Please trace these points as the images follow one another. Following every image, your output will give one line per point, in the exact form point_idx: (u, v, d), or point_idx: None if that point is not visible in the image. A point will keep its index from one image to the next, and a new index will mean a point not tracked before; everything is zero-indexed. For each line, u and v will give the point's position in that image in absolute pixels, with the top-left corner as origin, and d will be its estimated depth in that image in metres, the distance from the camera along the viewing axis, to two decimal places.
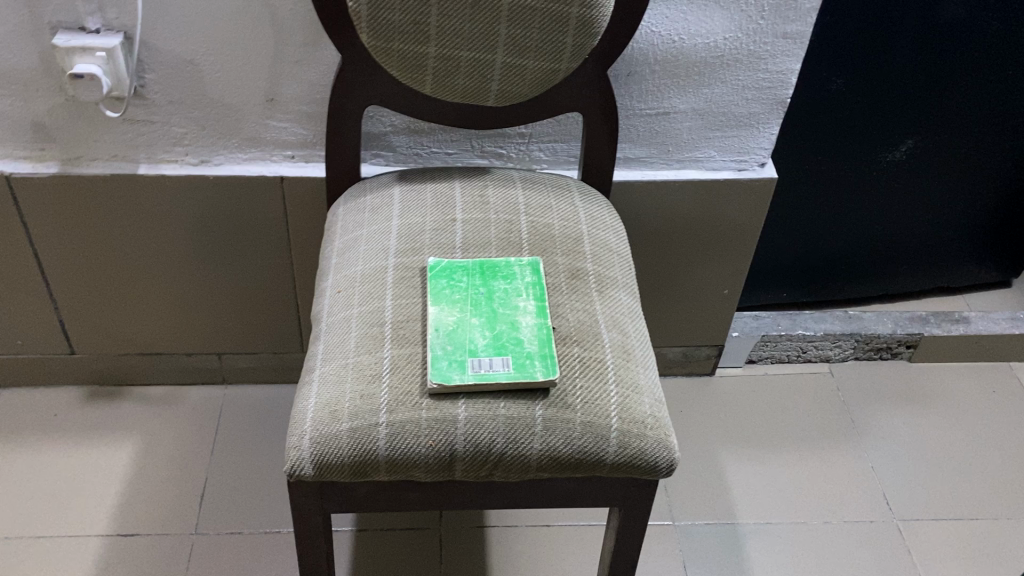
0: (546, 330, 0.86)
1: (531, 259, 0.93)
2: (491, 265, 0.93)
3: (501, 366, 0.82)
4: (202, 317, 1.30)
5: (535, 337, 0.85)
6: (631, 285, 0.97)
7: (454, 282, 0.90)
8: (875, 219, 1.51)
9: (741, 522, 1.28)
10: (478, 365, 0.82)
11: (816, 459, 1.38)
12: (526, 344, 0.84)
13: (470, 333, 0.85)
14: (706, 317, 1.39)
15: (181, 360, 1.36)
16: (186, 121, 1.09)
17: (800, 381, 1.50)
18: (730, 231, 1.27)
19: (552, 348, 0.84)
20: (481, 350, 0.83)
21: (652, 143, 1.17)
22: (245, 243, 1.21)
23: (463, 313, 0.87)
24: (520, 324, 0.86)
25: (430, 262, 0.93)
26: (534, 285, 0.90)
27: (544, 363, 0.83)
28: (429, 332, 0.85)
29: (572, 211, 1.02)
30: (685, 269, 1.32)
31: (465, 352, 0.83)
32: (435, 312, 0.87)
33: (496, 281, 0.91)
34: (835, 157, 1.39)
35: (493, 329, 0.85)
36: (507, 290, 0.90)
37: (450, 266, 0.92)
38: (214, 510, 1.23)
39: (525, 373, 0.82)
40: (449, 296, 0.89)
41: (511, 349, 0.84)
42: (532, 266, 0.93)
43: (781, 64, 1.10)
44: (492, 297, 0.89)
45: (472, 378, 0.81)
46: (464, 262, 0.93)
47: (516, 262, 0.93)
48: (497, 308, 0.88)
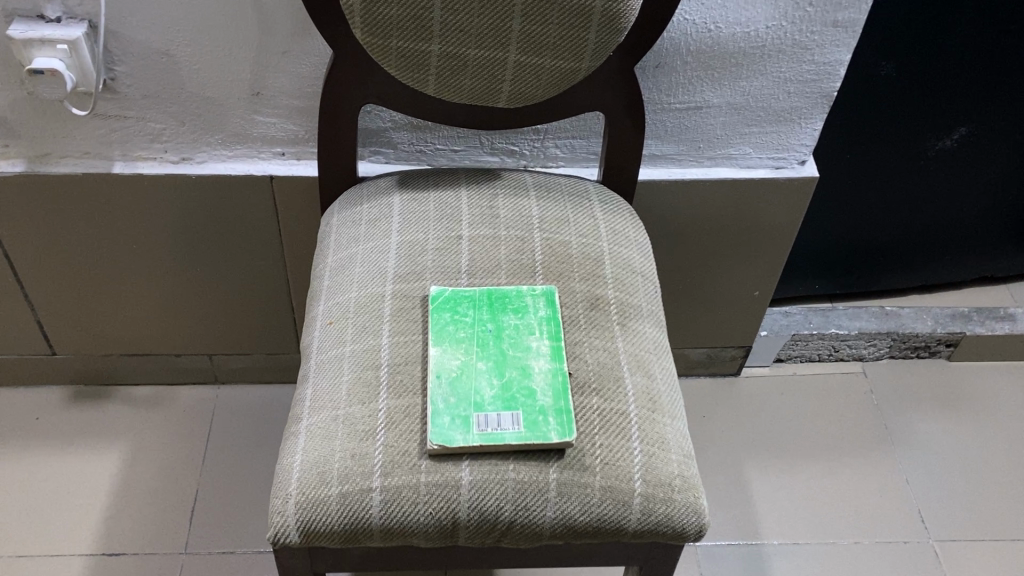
0: (563, 378, 0.76)
1: (545, 288, 0.83)
2: (500, 295, 0.82)
3: (509, 425, 0.73)
4: (189, 316, 1.21)
5: (550, 388, 0.75)
6: (657, 314, 0.87)
7: (458, 317, 0.80)
8: (920, 208, 1.39)
9: (766, 542, 1.20)
10: (485, 423, 0.73)
11: (847, 471, 1.29)
12: (539, 396, 0.74)
13: (475, 381, 0.75)
14: (733, 320, 1.29)
15: (170, 361, 1.27)
16: (164, 116, 0.98)
17: (831, 383, 1.40)
18: (765, 232, 1.16)
19: (569, 401, 0.75)
20: (489, 405, 0.74)
21: (682, 140, 1.05)
22: (234, 243, 1.12)
23: (470, 356, 0.77)
24: (533, 370, 0.76)
25: (432, 292, 0.82)
26: (548, 321, 0.80)
27: (559, 422, 0.73)
28: (431, 379, 0.75)
29: (592, 225, 0.92)
30: (714, 269, 1.20)
31: (471, 406, 0.74)
32: (437, 354, 0.77)
33: (506, 314, 0.80)
34: (881, 146, 1.27)
35: (502, 376, 0.76)
36: (518, 326, 0.79)
37: (454, 296, 0.82)
38: (205, 527, 1.16)
39: (537, 434, 0.72)
40: (453, 335, 0.79)
41: (523, 402, 0.74)
42: (546, 297, 0.82)
43: (829, 55, 0.97)
44: (501, 336, 0.79)
45: (478, 439, 0.72)
46: (470, 291, 0.82)
47: (528, 291, 0.82)
48: (507, 350, 0.78)
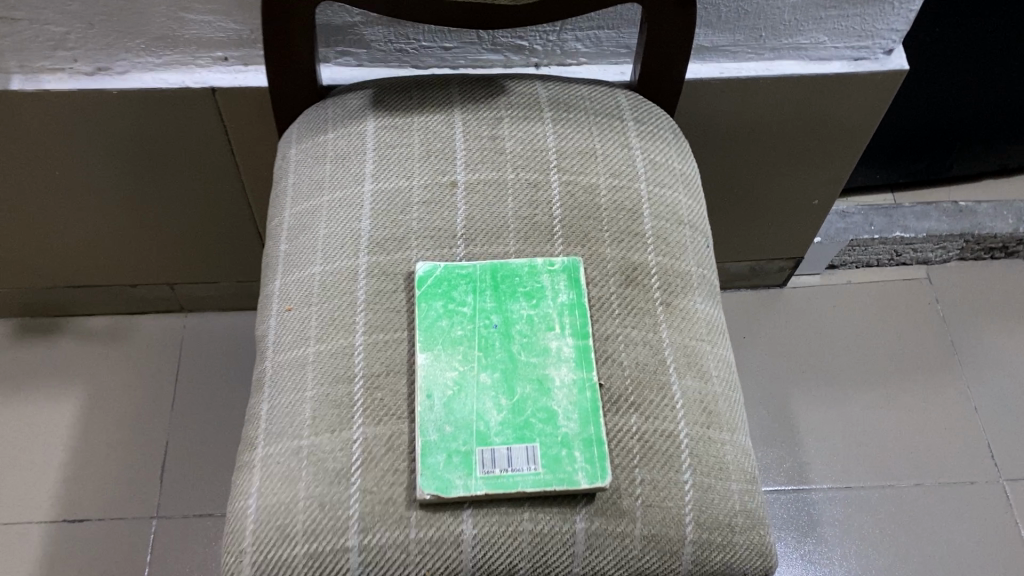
0: (591, 394, 0.58)
1: (566, 261, 0.63)
2: (508, 272, 0.63)
3: (523, 465, 0.56)
4: (139, 245, 1.02)
5: (574, 409, 0.58)
6: (708, 282, 0.68)
7: (454, 306, 0.61)
8: (1014, 87, 1.15)
9: (814, 488, 1.07)
10: (492, 462, 0.56)
11: (907, 400, 1.13)
12: (561, 422, 0.57)
13: (477, 402, 0.58)
14: (784, 230, 1.09)
15: (125, 291, 1.09)
16: (64, 18, 0.75)
17: (891, 292, 1.22)
18: (833, 134, 0.93)
19: (600, 426, 0.57)
20: (496, 436, 0.56)
21: (739, 28, 0.81)
22: (179, 165, 0.91)
23: (469, 365, 0.59)
24: (553, 383, 0.58)
25: (419, 270, 0.63)
26: (571, 309, 0.61)
27: (588, 458, 0.56)
28: (420, 399, 0.58)
29: (625, 159, 0.71)
30: (768, 177, 0.99)
31: (472, 438, 0.56)
32: (427, 362, 0.59)
33: (516, 302, 0.61)
34: (975, 13, 1.02)
35: (512, 393, 0.58)
36: (533, 319, 0.61)
37: (449, 276, 0.62)
38: (179, 486, 1.02)
39: (560, 476, 0.55)
40: (447, 334, 0.60)
41: (540, 432, 0.57)
42: (568, 274, 0.63)
43: None
44: (510, 334, 0.60)
45: (483, 486, 0.55)
46: (468, 268, 0.63)
47: (543, 266, 0.63)
48: (519, 354, 0.59)
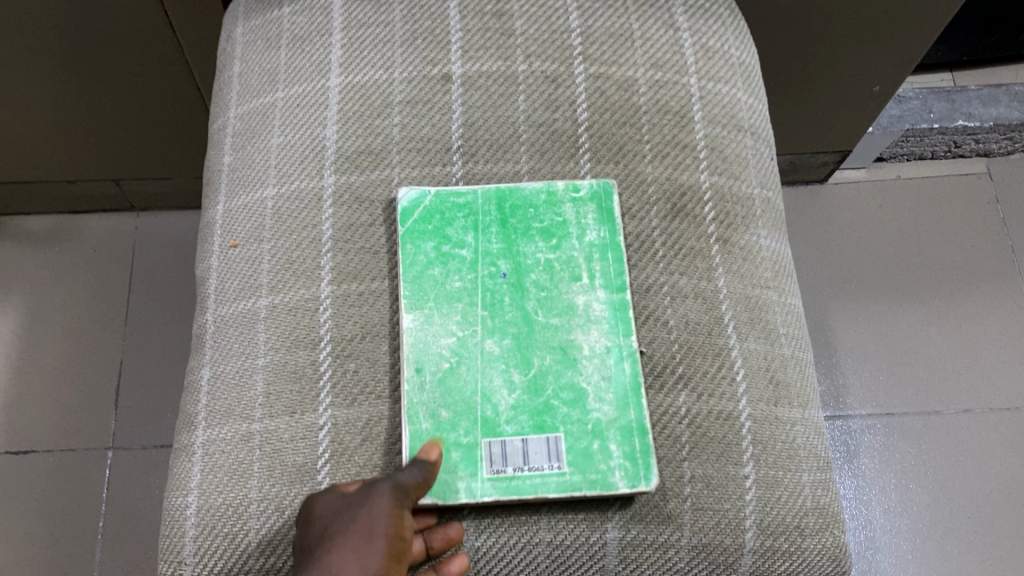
0: (631, 365, 0.44)
1: (596, 186, 0.48)
2: (519, 202, 0.48)
3: (543, 463, 0.42)
4: (71, 138, 0.86)
5: (610, 385, 0.44)
6: (773, 208, 0.53)
7: (449, 251, 0.47)
8: None
9: (851, 414, 0.95)
10: (502, 460, 0.42)
11: (959, 314, 0.99)
12: (591, 405, 0.43)
13: (482, 378, 0.44)
14: (833, 121, 0.93)
15: (62, 189, 0.94)
16: None
17: (945, 188, 1.07)
18: (909, 7, 0.76)
19: (643, 409, 0.43)
20: (507, 426, 0.43)
21: None
22: (107, 42, 0.74)
23: (470, 328, 0.45)
24: (582, 352, 0.44)
25: (401, 199, 0.48)
26: (604, 251, 0.47)
27: (628, 453, 0.42)
28: (406, 374, 0.44)
29: (671, 44, 0.54)
30: (823, 57, 0.82)
31: (477, 428, 0.43)
32: (415, 325, 0.45)
33: (531, 243, 0.47)
34: None
35: (528, 367, 0.44)
36: (553, 266, 0.46)
37: (441, 208, 0.48)
38: (133, 414, 0.89)
39: (592, 478, 0.42)
40: (441, 287, 0.46)
41: (565, 418, 0.43)
42: (598, 203, 0.48)
43: None
44: (523, 286, 0.46)
45: (492, 492, 0.42)
46: (466, 197, 0.48)
47: (566, 195, 0.48)
48: (536, 313, 0.45)
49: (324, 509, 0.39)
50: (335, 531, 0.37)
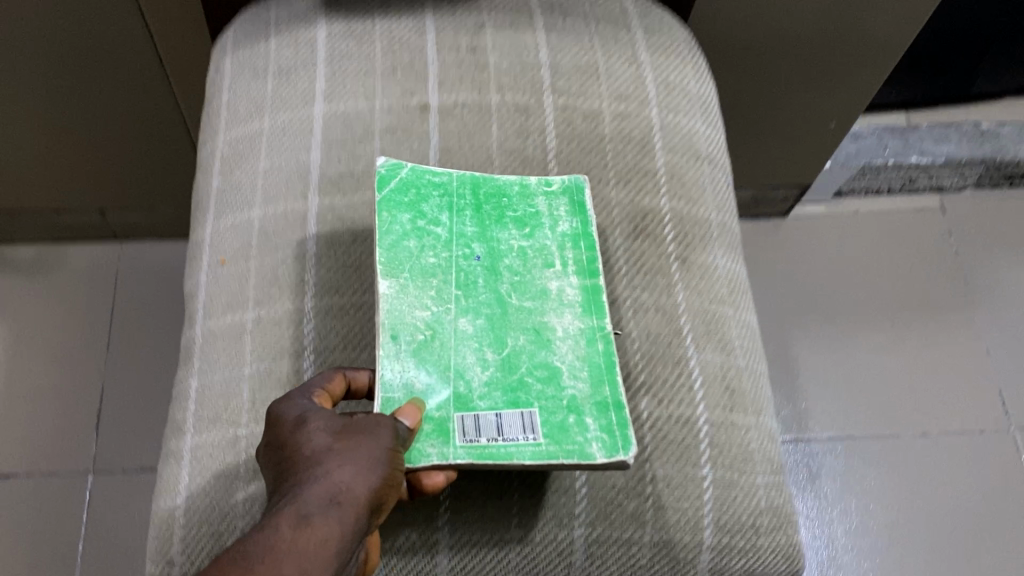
0: (604, 345, 0.45)
1: (568, 181, 0.51)
2: (493, 191, 0.50)
3: (517, 434, 0.42)
4: (57, 166, 0.88)
5: (584, 365, 0.45)
6: (730, 231, 0.57)
7: (426, 230, 0.48)
8: None
9: (813, 437, 0.98)
10: (476, 431, 0.42)
11: (915, 341, 1.03)
12: (565, 383, 0.44)
13: (456, 355, 0.45)
14: (793, 156, 0.98)
15: (48, 217, 0.96)
16: None
17: (900, 222, 1.11)
18: (859, 49, 0.81)
19: (617, 388, 0.44)
20: (480, 400, 0.43)
21: None
22: (98, 76, 0.77)
23: (445, 305, 0.46)
24: (555, 334, 0.46)
25: (380, 173, 0.50)
26: (576, 240, 0.49)
27: (603, 426, 0.42)
28: (383, 342, 0.44)
29: (634, 78, 0.58)
30: (781, 95, 0.87)
31: (450, 403, 0.43)
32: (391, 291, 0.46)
33: (505, 230, 0.49)
34: None
35: (502, 346, 0.45)
36: (526, 252, 0.48)
37: (419, 183, 0.50)
38: (112, 439, 0.91)
39: (566, 451, 0.42)
40: (418, 261, 0.47)
41: (539, 395, 0.44)
42: (569, 199, 0.50)
43: None
44: (496, 270, 0.48)
45: (466, 457, 0.41)
46: (443, 182, 0.50)
47: (539, 191, 0.51)
48: (509, 297, 0.47)
49: (316, 424, 0.38)
50: (335, 445, 0.36)
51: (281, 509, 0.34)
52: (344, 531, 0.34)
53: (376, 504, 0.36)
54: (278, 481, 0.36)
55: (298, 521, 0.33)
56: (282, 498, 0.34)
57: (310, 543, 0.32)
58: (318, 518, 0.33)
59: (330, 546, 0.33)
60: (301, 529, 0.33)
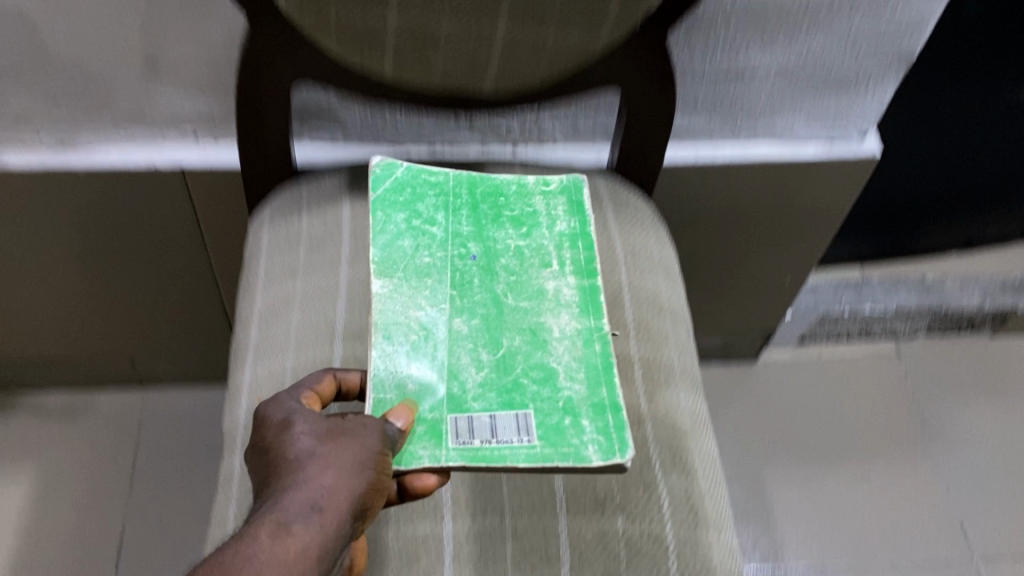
0: (598, 346, 0.57)
1: (562, 185, 0.67)
2: (488, 192, 0.67)
3: (511, 437, 0.51)
4: (96, 320, 0.98)
5: (580, 365, 0.56)
6: (691, 373, 0.67)
7: (425, 243, 0.62)
8: (984, 168, 1.15)
9: (788, 568, 1.04)
10: (468, 437, 0.51)
11: (878, 476, 1.11)
12: (560, 384, 0.54)
13: (453, 358, 0.56)
14: (756, 305, 1.09)
15: (80, 365, 1.05)
16: (30, 94, 0.73)
17: (858, 366, 1.21)
18: (806, 218, 0.94)
19: (612, 391, 0.54)
20: (474, 402, 0.53)
21: (717, 114, 0.82)
22: (143, 243, 0.88)
23: (442, 308, 0.58)
24: (550, 335, 0.57)
25: (374, 192, 0.65)
26: (570, 238, 0.64)
27: (598, 429, 0.52)
28: (378, 339, 0.56)
29: (607, 246, 0.70)
30: (741, 255, 0.99)
31: (444, 405, 0.53)
32: (386, 291, 0.59)
33: (502, 231, 0.64)
34: (944, 103, 1.02)
35: (495, 351, 0.56)
36: (523, 253, 0.63)
37: (412, 182, 0.66)
38: (133, 574, 0.97)
39: (555, 444, 0.51)
40: (414, 264, 0.61)
41: (528, 396, 0.54)
42: (567, 199, 0.66)
43: (915, 9, 0.73)
44: (487, 269, 0.61)
45: (457, 458, 0.49)
46: (438, 204, 0.65)
47: (533, 196, 0.66)
48: (503, 298, 0.60)
49: (303, 431, 0.44)
50: (319, 454, 0.43)
51: (265, 516, 0.39)
52: (321, 537, 0.40)
53: (355, 510, 0.42)
54: (267, 484, 0.42)
55: (278, 531, 0.39)
56: (267, 504, 0.40)
57: (288, 550, 0.38)
58: (296, 527, 0.39)
59: (306, 553, 0.39)
60: (280, 539, 0.38)
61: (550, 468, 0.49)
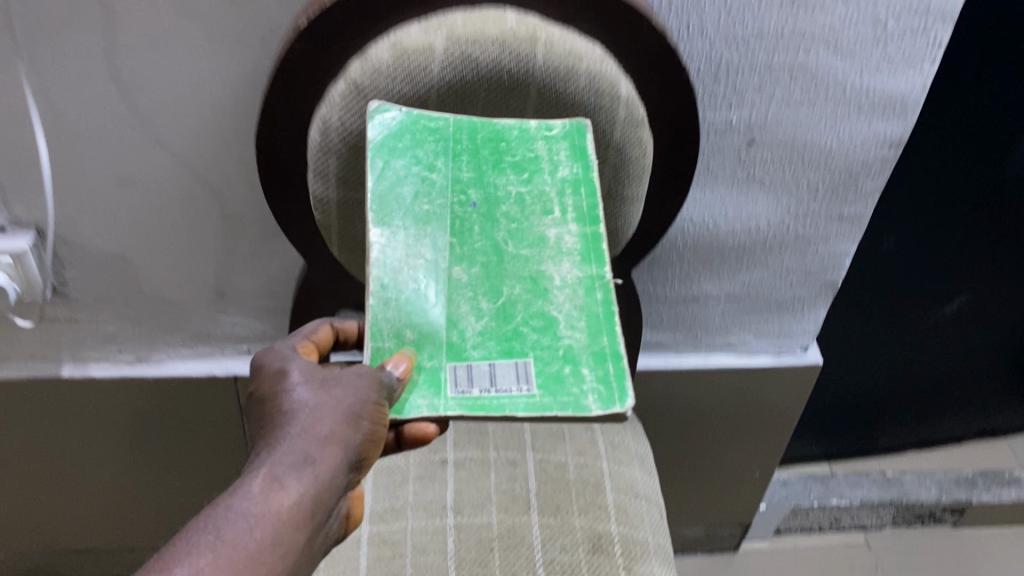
0: (600, 293, 0.59)
1: (567, 126, 0.64)
2: (494, 135, 0.63)
3: (510, 384, 0.55)
4: (142, 513, 1.10)
5: (580, 314, 0.58)
6: (664, 549, 0.79)
7: (426, 188, 0.62)
8: (926, 374, 1.30)
9: None
10: (465, 383, 0.55)
11: None
12: (562, 332, 0.57)
13: (454, 307, 0.59)
14: (731, 499, 1.21)
15: (122, 555, 1.16)
16: (118, 318, 0.90)
17: (831, 557, 1.31)
18: (766, 418, 1.08)
19: (612, 338, 0.57)
20: (473, 350, 0.57)
21: (680, 329, 0.99)
22: (193, 442, 1.02)
23: (442, 255, 0.60)
24: (551, 282, 0.59)
25: (375, 137, 0.62)
26: (574, 184, 0.62)
27: (599, 377, 0.55)
28: (374, 290, 0.58)
29: (590, 442, 0.84)
30: (712, 452, 1.12)
31: (444, 353, 0.57)
32: (384, 240, 0.59)
33: (504, 176, 0.63)
34: (879, 321, 1.19)
35: (497, 297, 0.59)
36: (525, 199, 0.62)
37: (414, 128, 0.63)
38: None
39: (555, 392, 0.54)
40: (415, 210, 0.61)
41: (527, 343, 0.57)
42: (569, 139, 0.63)
43: (834, 249, 0.92)
44: (491, 211, 0.62)
45: (457, 406, 0.54)
46: (440, 138, 0.63)
47: (535, 133, 0.64)
48: (504, 245, 0.61)
49: (301, 392, 0.54)
50: (313, 414, 0.52)
51: (261, 467, 0.50)
52: (309, 486, 0.50)
53: (346, 458, 0.52)
54: (268, 429, 0.53)
55: (271, 482, 0.49)
56: (265, 455, 0.51)
57: (277, 497, 0.48)
58: (287, 478, 0.49)
59: (295, 498, 0.49)
60: (272, 489, 0.49)
61: (549, 416, 0.53)
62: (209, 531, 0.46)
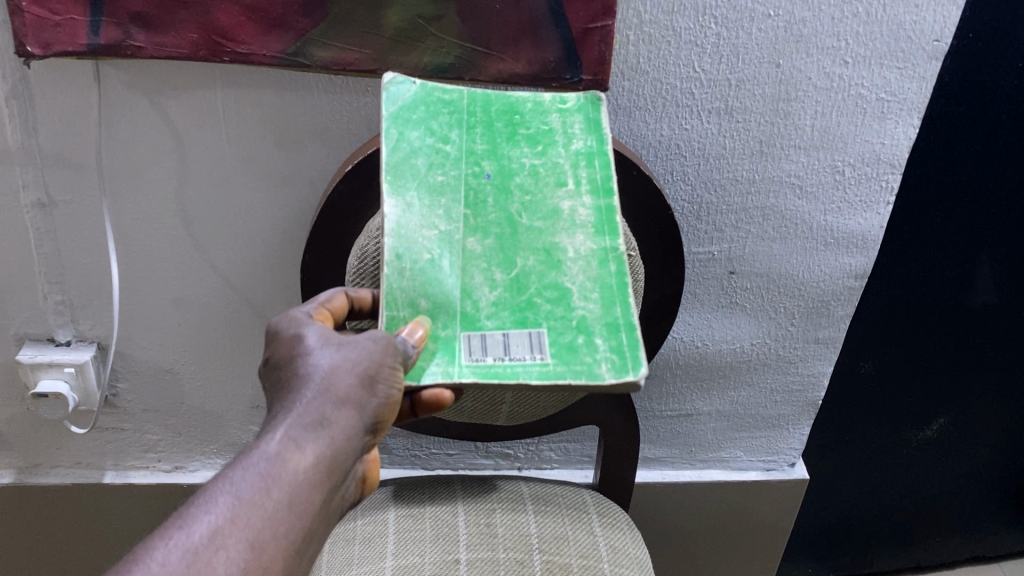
0: (613, 265, 0.60)
1: (578, 102, 0.67)
2: (507, 110, 0.66)
3: (524, 353, 0.57)
4: None
5: (594, 286, 0.60)
6: None
7: (440, 160, 0.64)
8: (912, 497, 1.37)
9: None
10: (478, 352, 0.57)
11: None
12: (576, 303, 0.59)
13: (467, 278, 0.60)
14: None
15: None
16: (160, 427, 1.00)
17: None
18: (757, 532, 1.15)
19: (624, 308, 0.58)
20: (487, 319, 0.58)
21: (674, 444, 1.07)
22: None
23: (454, 224, 0.62)
24: (565, 254, 0.61)
25: (390, 111, 0.65)
26: (590, 155, 0.65)
27: (612, 348, 0.57)
28: (389, 259, 0.59)
29: (592, 545, 0.91)
30: (708, 566, 1.18)
31: (458, 322, 0.58)
32: (398, 210, 0.61)
33: (519, 148, 0.65)
34: (863, 444, 1.27)
35: (511, 267, 0.61)
36: (538, 169, 0.64)
37: (426, 100, 0.66)
38: None
39: (568, 362, 0.56)
40: (429, 180, 0.63)
41: (541, 314, 0.59)
42: (582, 116, 0.66)
43: (813, 368, 1.01)
44: (504, 183, 0.64)
45: (471, 373, 0.55)
46: (456, 114, 0.66)
47: (548, 108, 0.67)
48: (519, 214, 0.62)
49: (322, 353, 0.53)
50: (330, 379, 0.51)
51: (276, 433, 0.49)
52: (324, 453, 0.49)
53: (362, 426, 0.52)
54: (285, 392, 0.52)
55: (286, 447, 0.48)
56: (281, 419, 0.50)
57: (290, 464, 0.48)
58: (301, 445, 0.49)
59: (308, 464, 0.48)
60: (286, 454, 0.48)
61: (562, 383, 0.55)
62: (222, 496, 0.46)
